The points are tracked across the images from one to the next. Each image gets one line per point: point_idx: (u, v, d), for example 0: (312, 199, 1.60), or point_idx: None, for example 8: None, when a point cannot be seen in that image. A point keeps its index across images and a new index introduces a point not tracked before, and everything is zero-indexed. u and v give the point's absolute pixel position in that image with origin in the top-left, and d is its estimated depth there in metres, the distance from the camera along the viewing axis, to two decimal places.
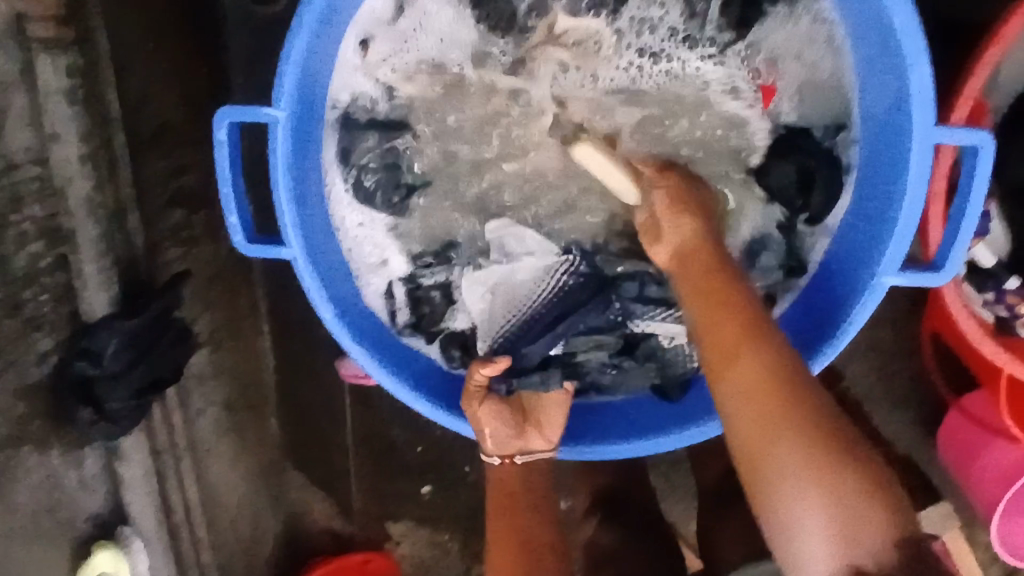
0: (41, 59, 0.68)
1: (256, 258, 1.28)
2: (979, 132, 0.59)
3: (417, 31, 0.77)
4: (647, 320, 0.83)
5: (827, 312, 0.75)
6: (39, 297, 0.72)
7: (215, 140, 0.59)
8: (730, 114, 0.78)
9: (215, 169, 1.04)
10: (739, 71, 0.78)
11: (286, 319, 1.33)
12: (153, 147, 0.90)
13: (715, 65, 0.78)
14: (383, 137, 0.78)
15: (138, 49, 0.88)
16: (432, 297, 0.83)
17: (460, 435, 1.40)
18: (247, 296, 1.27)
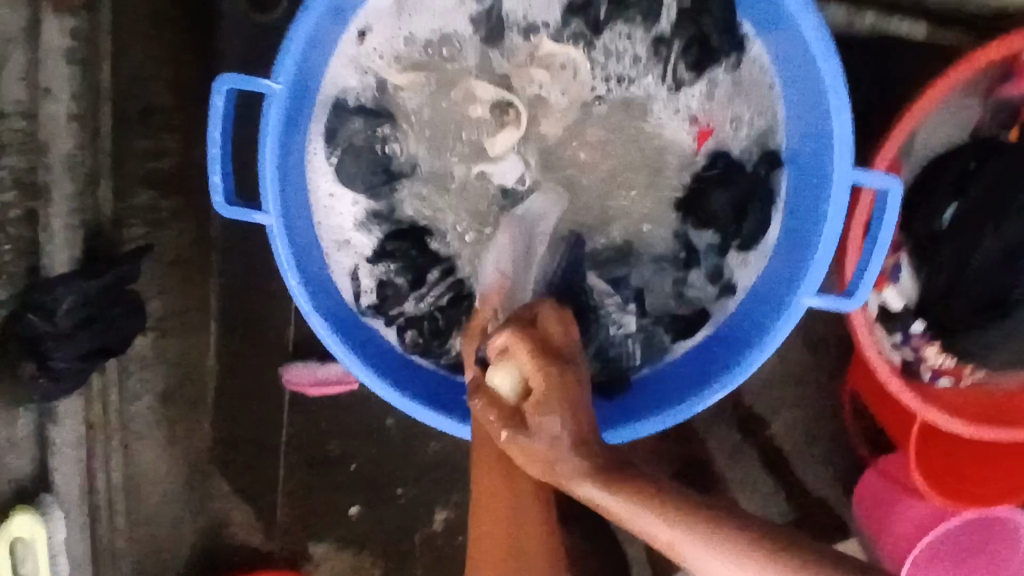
0: (49, 19, 0.70)
1: (214, 255, 1.26)
2: (890, 174, 0.56)
3: (416, 16, 0.64)
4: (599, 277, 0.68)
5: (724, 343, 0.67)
6: (1, 247, 0.73)
7: (211, 104, 0.57)
8: (673, 125, 0.65)
9: (189, 158, 1.05)
10: (709, 71, 0.64)
11: (233, 321, 1.30)
12: (135, 125, 0.93)
13: (688, 73, 0.65)
14: (370, 123, 0.65)
15: (137, 31, 0.91)
16: (399, 281, 0.69)
17: (396, 459, 1.39)
18: (200, 291, 1.25)
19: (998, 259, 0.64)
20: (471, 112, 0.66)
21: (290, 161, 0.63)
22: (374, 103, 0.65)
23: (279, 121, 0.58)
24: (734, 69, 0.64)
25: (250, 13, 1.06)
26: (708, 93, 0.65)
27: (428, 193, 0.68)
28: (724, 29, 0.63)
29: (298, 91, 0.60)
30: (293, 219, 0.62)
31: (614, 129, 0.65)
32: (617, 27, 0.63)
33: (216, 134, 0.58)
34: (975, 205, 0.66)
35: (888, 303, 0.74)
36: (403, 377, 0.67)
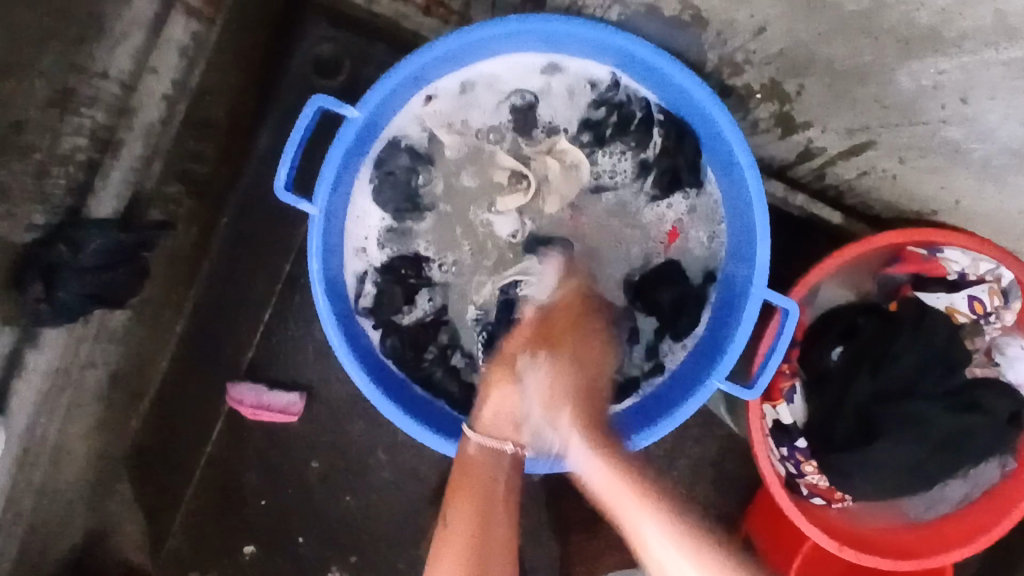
0: (177, 18, 0.87)
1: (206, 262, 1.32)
2: (790, 299, 0.73)
3: (471, 100, 0.81)
4: None
5: (654, 407, 0.80)
6: (60, 179, 0.82)
7: (301, 113, 0.72)
8: (641, 233, 0.83)
9: (219, 168, 1.20)
10: (675, 206, 0.82)
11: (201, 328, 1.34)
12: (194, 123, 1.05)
13: (660, 201, 0.83)
14: (413, 163, 0.80)
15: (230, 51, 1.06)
16: (395, 294, 0.81)
17: (309, 503, 1.37)
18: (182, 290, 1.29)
19: (865, 398, 0.81)
20: (493, 176, 0.82)
21: (345, 175, 0.76)
22: (423, 151, 0.81)
23: (348, 139, 0.73)
24: (692, 206, 0.82)
25: (314, 74, 1.24)
26: (675, 211, 0.82)
27: (441, 233, 0.83)
28: (694, 170, 0.80)
29: (369, 124, 0.75)
30: (331, 218, 0.75)
31: (594, 226, 0.83)
32: (617, 146, 0.81)
33: (295, 137, 0.72)
34: (855, 353, 0.84)
35: (781, 418, 0.87)
36: (381, 377, 0.78)
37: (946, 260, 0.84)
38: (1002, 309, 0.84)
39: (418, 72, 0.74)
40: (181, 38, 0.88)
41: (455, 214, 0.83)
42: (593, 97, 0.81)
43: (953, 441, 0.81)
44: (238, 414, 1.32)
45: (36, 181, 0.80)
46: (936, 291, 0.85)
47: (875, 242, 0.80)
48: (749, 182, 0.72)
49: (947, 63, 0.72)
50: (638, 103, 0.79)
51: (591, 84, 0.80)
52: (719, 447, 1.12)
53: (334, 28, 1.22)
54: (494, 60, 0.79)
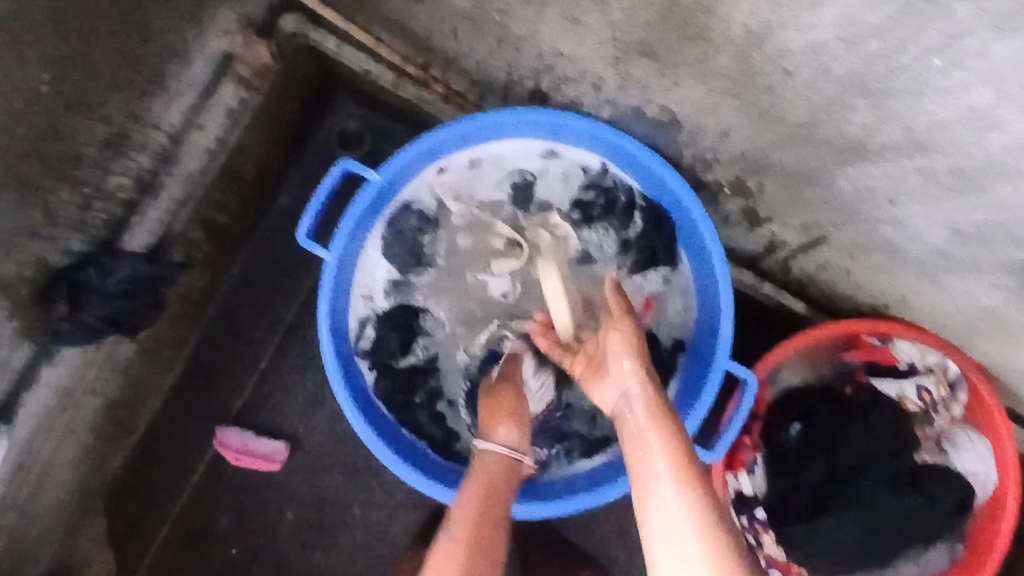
0: (228, 84, 0.98)
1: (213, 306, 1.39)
2: (750, 372, 0.81)
3: (478, 174, 0.91)
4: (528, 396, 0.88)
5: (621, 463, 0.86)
6: (100, 212, 0.91)
7: (328, 172, 0.81)
8: None
9: (240, 220, 1.29)
10: (651, 281, 0.92)
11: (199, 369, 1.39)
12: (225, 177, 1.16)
13: (638, 276, 0.92)
14: (421, 224, 0.90)
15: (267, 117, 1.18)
16: (393, 339, 0.89)
17: (280, 553, 1.37)
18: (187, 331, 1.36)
19: (819, 472, 0.87)
20: (492, 242, 0.92)
21: (360, 229, 0.85)
22: (431, 214, 0.91)
23: (367, 198, 0.82)
24: (666, 283, 0.92)
25: (336, 147, 1.37)
26: (652, 284, 0.92)
27: (439, 288, 0.92)
28: (669, 251, 0.90)
29: (386, 187, 0.85)
30: (343, 267, 0.84)
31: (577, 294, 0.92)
32: (601, 227, 0.92)
33: (320, 192, 0.81)
34: (812, 431, 0.90)
35: (743, 490, 0.92)
36: (372, 415, 0.84)
37: (896, 349, 0.92)
38: (949, 399, 0.92)
39: (433, 147, 0.84)
40: (229, 102, 1.00)
41: (454, 272, 0.92)
42: (585, 182, 0.91)
43: (902, 519, 0.86)
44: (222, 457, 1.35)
45: (80, 211, 0.88)
46: (887, 378, 0.93)
47: (830, 330, 0.89)
48: (718, 266, 0.81)
49: (906, 171, 0.67)
50: (623, 189, 0.89)
51: (583, 170, 0.90)
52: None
53: (360, 106, 1.36)
54: (498, 143, 0.88)
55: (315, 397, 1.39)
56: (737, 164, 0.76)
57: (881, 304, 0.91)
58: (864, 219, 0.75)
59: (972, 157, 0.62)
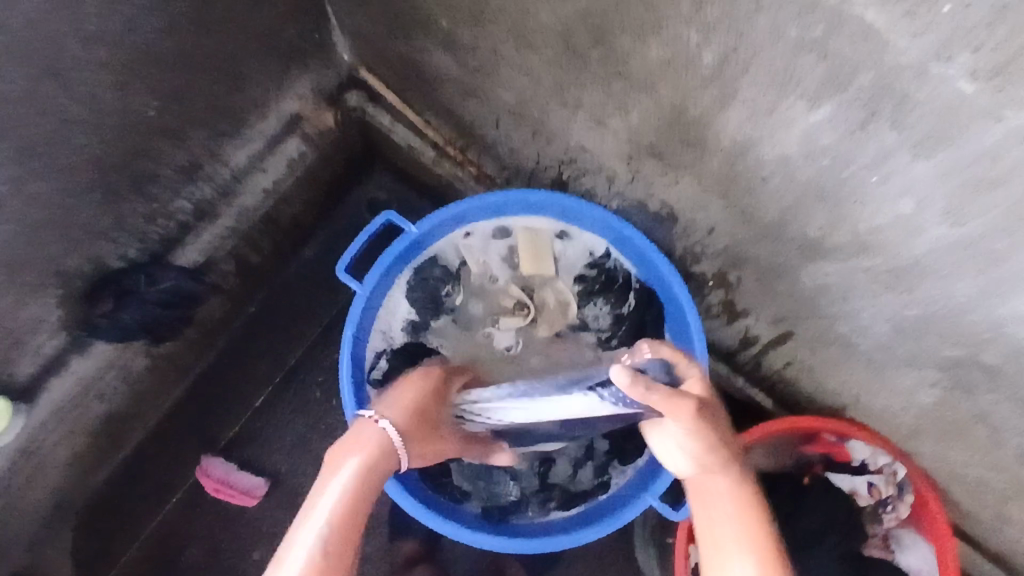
0: (293, 139, 1.14)
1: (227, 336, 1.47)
2: None
3: (499, 241, 1.04)
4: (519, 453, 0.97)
5: (593, 514, 0.94)
6: (161, 228, 1.03)
7: (371, 220, 0.94)
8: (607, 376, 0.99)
9: (270, 261, 1.41)
10: None
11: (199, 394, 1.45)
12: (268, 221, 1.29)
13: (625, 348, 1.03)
14: (443, 277, 1.02)
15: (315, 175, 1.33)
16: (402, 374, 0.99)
17: None
18: None
19: None
20: (502, 302, 1.05)
21: (389, 273, 0.97)
22: (453, 270, 1.03)
23: (400, 246, 0.95)
24: None
25: (365, 211, 1.52)
26: None
27: (449, 335, 1.03)
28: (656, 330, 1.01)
29: (418, 240, 0.97)
30: (370, 302, 0.95)
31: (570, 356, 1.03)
32: (598, 302, 1.04)
33: (363, 236, 0.94)
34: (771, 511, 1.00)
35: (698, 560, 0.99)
36: None
37: (850, 448, 1.02)
38: (897, 498, 1.00)
39: (464, 212, 0.97)
40: (291, 154, 1.14)
41: (465, 323, 1.04)
42: (589, 261, 1.04)
43: None
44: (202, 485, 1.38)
45: (146, 224, 1.00)
46: (844, 474, 1.03)
47: (792, 422, 0.99)
48: (697, 346, 0.92)
49: (872, 265, 0.70)
50: (621, 271, 1.02)
51: (589, 251, 1.04)
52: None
53: (394, 180, 1.52)
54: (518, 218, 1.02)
55: (303, 438, 1.46)
56: (721, 259, 0.90)
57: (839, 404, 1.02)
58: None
59: (906, 264, 0.66)
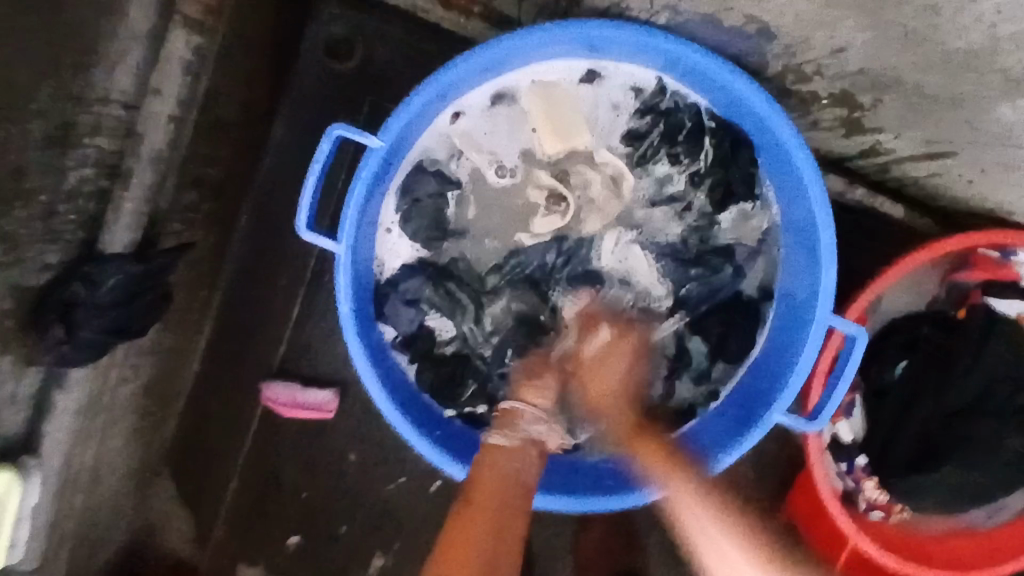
0: (177, 30, 0.82)
1: (241, 233, 1.15)
2: (860, 325, 0.67)
3: (506, 124, 0.77)
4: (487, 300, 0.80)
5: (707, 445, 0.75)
6: (69, 215, 0.78)
7: (317, 148, 0.67)
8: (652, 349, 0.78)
9: (253, 167, 1.11)
10: (741, 210, 0.76)
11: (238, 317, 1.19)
12: (217, 130, 0.96)
13: (729, 217, 0.77)
14: (441, 186, 0.77)
15: (244, 45, 0.95)
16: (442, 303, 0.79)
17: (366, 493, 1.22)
18: (221, 277, 1.14)
19: (929, 412, 0.78)
20: (531, 196, 0.78)
21: (370, 211, 0.73)
22: (450, 174, 0.77)
23: (372, 170, 0.69)
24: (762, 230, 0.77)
25: (325, 60, 1.08)
26: (732, 221, 0.77)
27: (473, 242, 0.79)
28: (750, 181, 0.75)
29: (389, 153, 0.70)
30: (359, 250, 0.72)
31: (645, 232, 0.78)
32: (665, 160, 0.76)
33: (318, 164, 0.68)
34: (924, 366, 0.79)
35: (839, 434, 0.83)
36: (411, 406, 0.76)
37: (1017, 263, 0.80)
38: None
39: (451, 85, 0.70)
40: (183, 54, 0.83)
41: (489, 230, 0.79)
42: (637, 108, 0.76)
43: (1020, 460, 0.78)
44: (255, 412, 1.20)
45: (43, 221, 0.75)
46: (1010, 296, 0.80)
47: (944, 243, 0.76)
48: (812, 192, 0.67)
49: None
50: (686, 111, 0.74)
51: (634, 91, 0.76)
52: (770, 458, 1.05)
53: (346, 6, 1.07)
54: (519, 71, 0.74)
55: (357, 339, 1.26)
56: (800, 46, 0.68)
57: (1003, 209, 0.78)
58: None
59: None
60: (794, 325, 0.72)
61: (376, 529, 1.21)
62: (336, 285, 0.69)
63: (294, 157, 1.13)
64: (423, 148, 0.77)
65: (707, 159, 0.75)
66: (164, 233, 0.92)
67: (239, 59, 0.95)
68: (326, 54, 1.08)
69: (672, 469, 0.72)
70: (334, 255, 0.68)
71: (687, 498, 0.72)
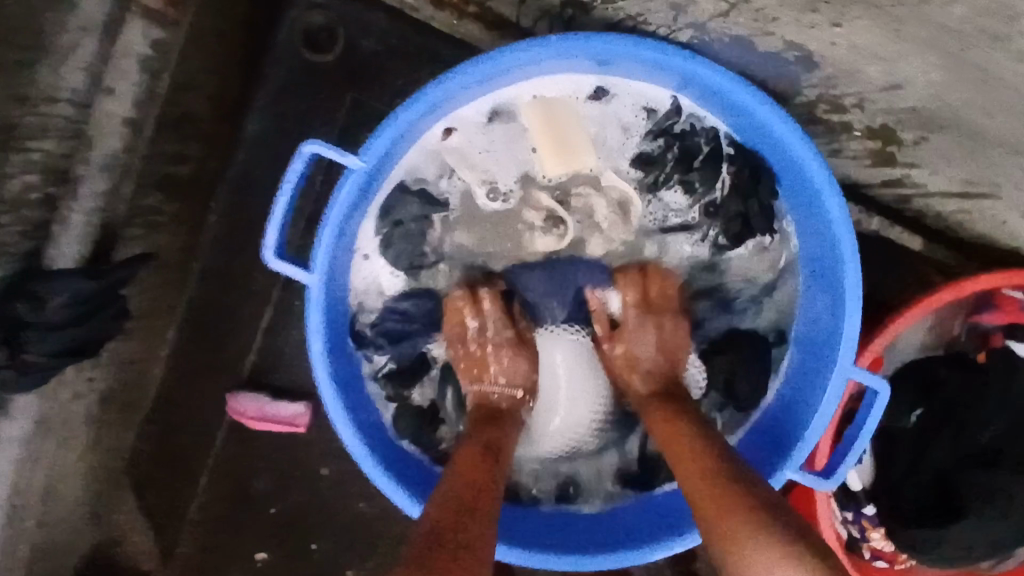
0: (134, 22, 0.74)
1: (207, 235, 1.05)
2: (883, 380, 0.61)
3: (501, 142, 0.70)
4: None
5: None
6: (11, 226, 0.69)
7: (290, 168, 0.59)
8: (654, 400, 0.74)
9: (222, 166, 1.01)
10: (757, 244, 0.72)
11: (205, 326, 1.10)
12: (184, 127, 0.87)
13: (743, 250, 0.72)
14: (427, 209, 0.70)
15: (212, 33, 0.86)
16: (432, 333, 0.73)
17: (340, 514, 1.15)
18: (185, 283, 1.05)
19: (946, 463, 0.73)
20: (526, 221, 0.71)
21: (347, 235, 0.66)
22: (437, 194, 0.71)
23: (351, 193, 0.62)
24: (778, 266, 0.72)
25: (302, 49, 0.99)
26: (747, 254, 0.72)
27: (464, 269, 0.73)
28: (767, 213, 0.69)
29: (372, 173, 0.63)
30: (334, 278, 0.65)
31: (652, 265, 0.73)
32: (677, 188, 0.71)
33: (290, 185, 0.60)
34: (941, 414, 0.74)
35: (848, 482, 0.78)
36: (389, 446, 0.70)
37: None
38: None
39: (444, 100, 0.63)
40: (142, 49, 0.75)
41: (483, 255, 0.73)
42: (648, 128, 0.69)
43: None
44: (221, 425, 1.12)
45: None
46: None
47: (964, 287, 0.71)
48: (838, 234, 0.61)
49: None
50: (700, 134, 0.69)
51: (643, 111, 0.69)
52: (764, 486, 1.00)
53: None
54: (519, 85, 0.67)
55: None
56: (843, 75, 0.63)
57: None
58: None
59: None
60: (809, 374, 0.67)
61: (352, 553, 1.14)
62: (309, 318, 0.62)
63: (269, 156, 1.04)
64: (410, 166, 0.70)
65: (722, 188, 0.70)
66: (124, 241, 0.83)
67: (207, 50, 0.86)
68: (303, 42, 0.99)
69: (686, 457, 0.57)
70: (305, 287, 0.62)
71: (688, 459, 0.56)
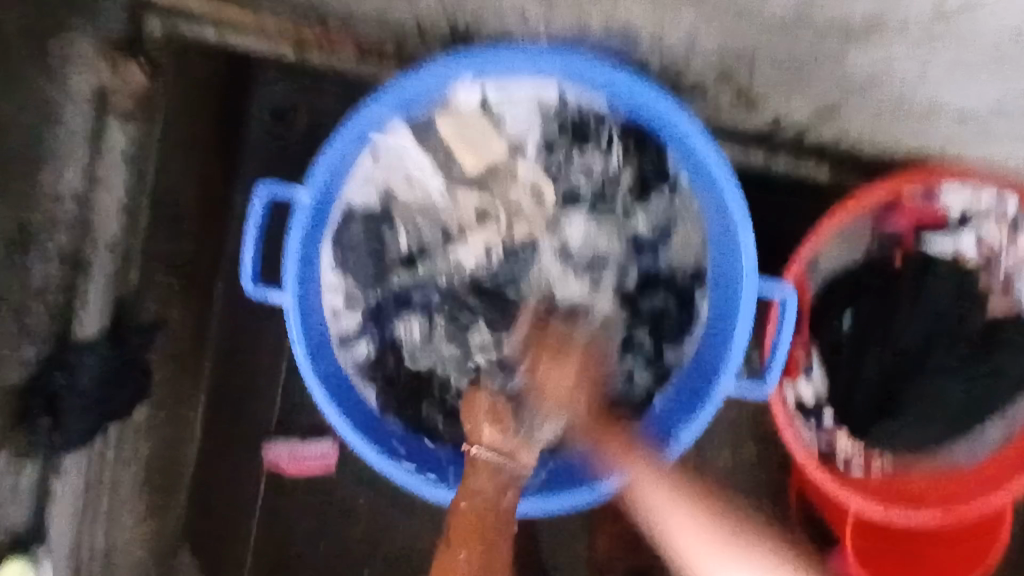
0: (113, 126, 0.86)
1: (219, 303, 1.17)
2: (785, 288, 0.70)
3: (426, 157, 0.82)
4: (438, 321, 0.84)
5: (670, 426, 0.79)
6: (40, 312, 0.83)
7: (250, 211, 0.71)
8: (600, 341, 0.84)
9: (220, 239, 1.14)
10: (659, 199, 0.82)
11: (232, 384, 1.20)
12: (175, 208, 1.00)
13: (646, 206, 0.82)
14: (372, 225, 0.82)
15: (188, 125, 0.99)
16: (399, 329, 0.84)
17: (381, 537, 1.23)
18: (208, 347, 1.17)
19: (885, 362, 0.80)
20: (460, 219, 0.83)
21: (310, 258, 0.78)
22: (378, 211, 0.82)
23: (304, 222, 0.73)
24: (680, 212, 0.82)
25: (272, 126, 1.13)
26: (657, 208, 0.82)
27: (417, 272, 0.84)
28: (660, 170, 0.80)
29: (319, 202, 0.75)
30: (306, 296, 0.77)
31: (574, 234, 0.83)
32: (579, 166, 0.81)
33: (253, 225, 0.72)
34: (870, 319, 0.82)
35: (804, 398, 0.85)
36: (381, 432, 0.80)
37: (944, 203, 0.81)
38: (1013, 240, 0.81)
39: (365, 132, 0.75)
40: (123, 145, 0.87)
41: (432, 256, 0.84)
42: (546, 124, 0.80)
43: (978, 392, 0.80)
44: (260, 474, 1.22)
45: (14, 321, 0.81)
46: (941, 236, 0.82)
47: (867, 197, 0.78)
48: (715, 173, 0.70)
49: None
50: (590, 115, 0.79)
51: (539, 106, 0.80)
52: (762, 430, 1.06)
53: (285, 73, 1.12)
54: (429, 107, 0.79)
55: None
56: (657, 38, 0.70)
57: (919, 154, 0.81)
58: (823, 61, 0.66)
59: None
60: (727, 299, 0.76)
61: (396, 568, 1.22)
62: (289, 332, 0.73)
63: None
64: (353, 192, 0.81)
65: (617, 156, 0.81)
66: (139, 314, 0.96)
67: (185, 141, 0.99)
68: (272, 120, 1.13)
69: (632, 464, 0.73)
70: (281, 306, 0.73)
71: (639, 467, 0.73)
